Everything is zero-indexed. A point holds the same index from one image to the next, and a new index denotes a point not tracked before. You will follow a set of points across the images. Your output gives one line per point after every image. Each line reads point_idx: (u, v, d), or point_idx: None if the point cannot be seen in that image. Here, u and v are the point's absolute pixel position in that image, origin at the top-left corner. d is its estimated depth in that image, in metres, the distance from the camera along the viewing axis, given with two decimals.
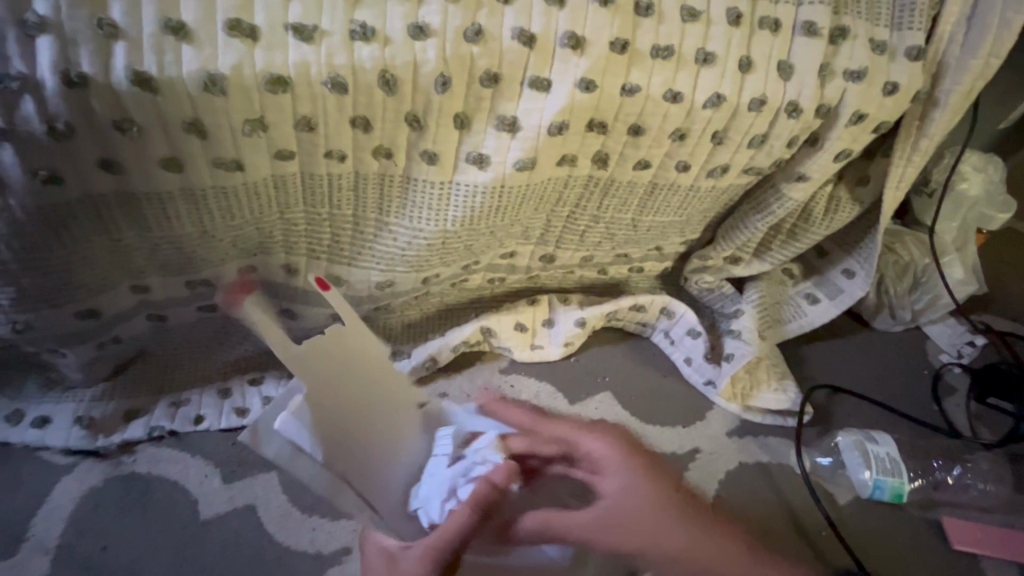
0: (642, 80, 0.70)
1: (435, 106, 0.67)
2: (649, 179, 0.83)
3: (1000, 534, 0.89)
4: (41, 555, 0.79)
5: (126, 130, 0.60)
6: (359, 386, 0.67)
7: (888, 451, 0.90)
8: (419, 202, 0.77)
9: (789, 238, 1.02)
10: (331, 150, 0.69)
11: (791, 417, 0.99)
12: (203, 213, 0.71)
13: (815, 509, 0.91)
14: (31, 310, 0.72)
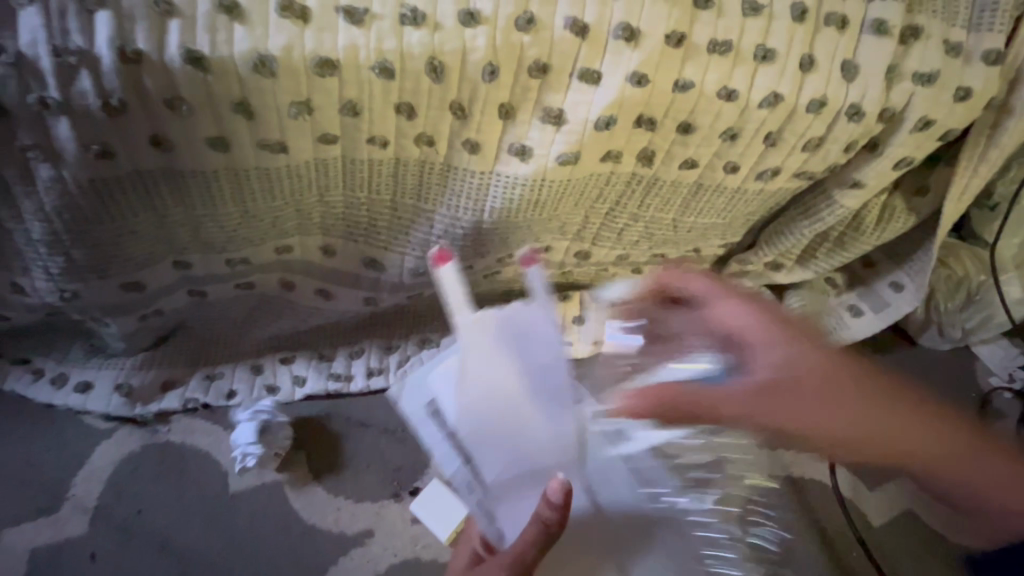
0: (696, 76, 0.67)
1: (480, 95, 0.66)
2: (695, 179, 0.80)
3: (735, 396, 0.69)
4: (81, 514, 0.83)
5: (176, 108, 0.60)
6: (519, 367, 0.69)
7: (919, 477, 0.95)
8: (458, 191, 0.77)
9: (835, 247, 0.97)
10: (374, 136, 0.69)
11: None
12: (246, 193, 0.72)
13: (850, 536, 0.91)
14: (79, 280, 0.74)
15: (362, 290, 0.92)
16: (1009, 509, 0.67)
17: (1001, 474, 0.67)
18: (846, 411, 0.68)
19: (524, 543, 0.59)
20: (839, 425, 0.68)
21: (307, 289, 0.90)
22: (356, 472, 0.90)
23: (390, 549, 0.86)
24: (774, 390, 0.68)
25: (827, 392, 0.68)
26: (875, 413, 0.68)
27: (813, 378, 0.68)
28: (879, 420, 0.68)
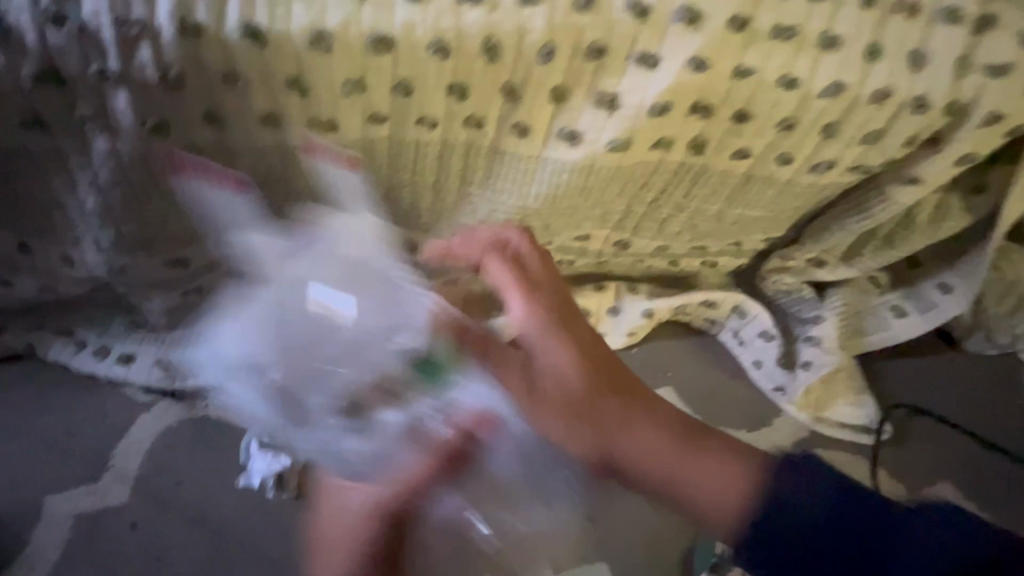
0: (758, 63, 0.65)
1: (534, 77, 0.65)
2: (745, 170, 0.78)
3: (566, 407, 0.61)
4: (122, 484, 0.84)
5: (232, 83, 0.60)
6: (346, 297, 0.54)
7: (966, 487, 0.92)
8: (503, 175, 0.76)
9: (883, 245, 0.95)
10: (423, 117, 0.68)
11: (867, 435, 0.93)
12: (293, 171, 0.72)
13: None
14: (129, 254, 0.75)
15: None
16: (712, 506, 0.59)
17: (711, 469, 0.60)
18: (584, 415, 0.61)
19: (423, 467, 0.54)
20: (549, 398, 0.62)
21: None
22: None
23: None
24: (570, 409, 0.60)
25: (562, 398, 0.61)
26: (591, 426, 0.61)
27: (583, 398, 0.62)
28: (589, 443, 0.61)
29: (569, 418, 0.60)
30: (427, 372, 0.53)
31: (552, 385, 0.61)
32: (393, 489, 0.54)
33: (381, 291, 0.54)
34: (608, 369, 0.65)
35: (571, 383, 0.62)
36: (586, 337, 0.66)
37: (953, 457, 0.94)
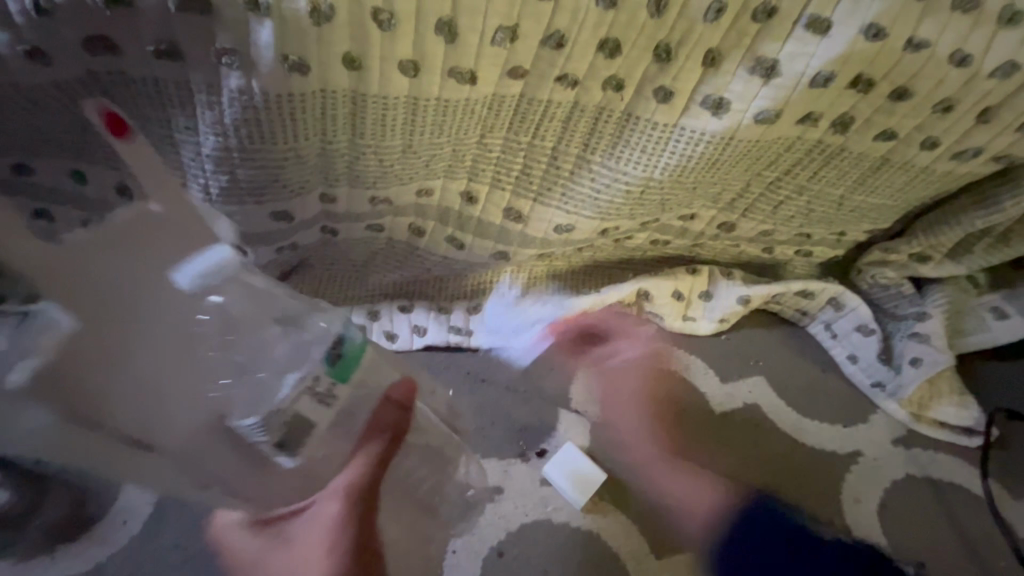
0: (934, 35, 0.60)
1: (694, 36, 0.60)
2: (883, 153, 0.74)
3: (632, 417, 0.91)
4: None
5: (381, 20, 0.56)
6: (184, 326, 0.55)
7: None
8: (632, 142, 0.71)
9: (997, 243, 0.90)
10: (565, 74, 0.64)
11: (977, 437, 0.92)
12: (415, 127, 0.68)
13: (1008, 554, 0.86)
14: (236, 203, 0.72)
15: (494, 244, 0.86)
16: (686, 510, 0.85)
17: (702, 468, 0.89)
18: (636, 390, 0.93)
19: (370, 441, 0.69)
20: (614, 366, 0.95)
21: (438, 236, 0.86)
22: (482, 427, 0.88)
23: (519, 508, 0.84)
24: (620, 380, 0.94)
25: (632, 400, 0.92)
26: (635, 405, 0.92)
27: (633, 377, 0.94)
28: (641, 421, 0.91)
29: (636, 394, 0.93)
30: (340, 371, 0.64)
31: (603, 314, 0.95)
32: (350, 471, 0.69)
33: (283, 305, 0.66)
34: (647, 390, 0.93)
35: (650, 369, 0.95)
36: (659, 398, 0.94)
37: None
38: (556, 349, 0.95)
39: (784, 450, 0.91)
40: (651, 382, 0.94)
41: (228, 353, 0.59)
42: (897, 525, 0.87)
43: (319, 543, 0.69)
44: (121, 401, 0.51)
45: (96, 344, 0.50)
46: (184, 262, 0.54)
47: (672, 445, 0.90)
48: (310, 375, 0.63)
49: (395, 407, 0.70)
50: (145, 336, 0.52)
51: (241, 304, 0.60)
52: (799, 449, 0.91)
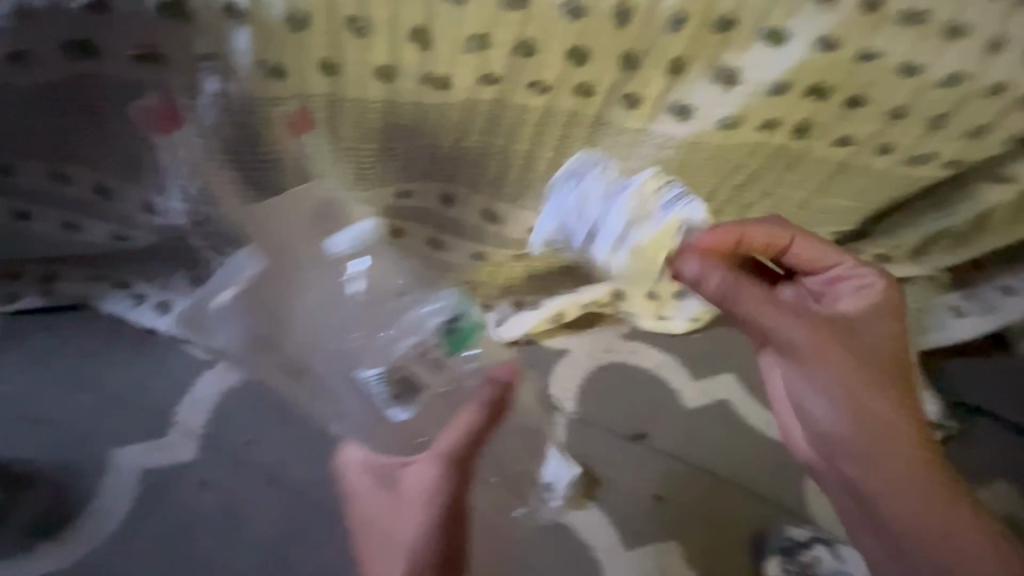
0: (884, 47, 0.64)
1: (658, 46, 0.63)
2: (842, 158, 0.77)
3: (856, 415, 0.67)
4: (190, 440, 0.84)
5: (357, 27, 0.58)
6: (308, 266, 0.73)
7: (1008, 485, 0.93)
8: (603, 147, 0.74)
9: (954, 245, 0.95)
10: (537, 81, 0.66)
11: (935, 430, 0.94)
12: (393, 130, 0.70)
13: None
14: (215, 204, 0.73)
15: (473, 245, 0.88)
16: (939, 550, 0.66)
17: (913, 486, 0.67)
18: (880, 350, 0.67)
19: (471, 413, 0.73)
20: (857, 329, 0.68)
21: (418, 238, 0.88)
22: None
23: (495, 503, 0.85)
24: (830, 332, 0.67)
25: (865, 354, 0.67)
26: (849, 382, 0.67)
27: (813, 338, 0.66)
28: (862, 377, 0.67)
29: (856, 367, 0.66)
30: (454, 342, 0.72)
31: (766, 235, 0.71)
32: (450, 438, 0.72)
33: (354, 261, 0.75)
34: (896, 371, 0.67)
35: (896, 317, 0.69)
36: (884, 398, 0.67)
37: (1008, 458, 0.94)
38: (533, 349, 0.97)
39: (753, 446, 0.94)
40: (626, 380, 0.97)
41: (369, 328, 0.76)
42: None
43: (419, 499, 0.73)
44: (327, 331, 0.76)
45: (274, 276, 0.73)
46: (338, 232, 0.71)
47: (913, 405, 0.68)
48: (426, 339, 0.72)
49: (500, 386, 0.75)
50: (307, 283, 0.74)
51: (380, 275, 0.78)
52: (768, 444, 0.94)
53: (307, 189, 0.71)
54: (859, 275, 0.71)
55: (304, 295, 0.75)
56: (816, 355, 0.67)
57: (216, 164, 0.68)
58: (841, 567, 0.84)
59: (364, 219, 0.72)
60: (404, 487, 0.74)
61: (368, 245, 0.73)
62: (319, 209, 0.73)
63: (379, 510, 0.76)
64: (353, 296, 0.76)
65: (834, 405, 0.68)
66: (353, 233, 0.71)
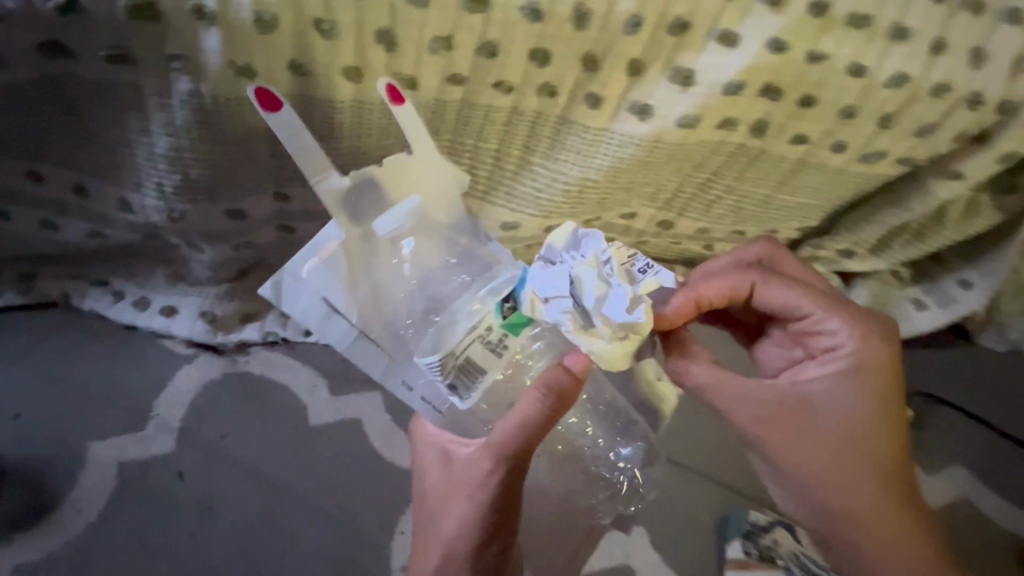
0: (831, 49, 0.67)
1: (617, 48, 0.66)
2: (799, 156, 0.80)
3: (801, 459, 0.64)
4: (166, 434, 0.85)
5: (324, 29, 0.60)
6: (367, 242, 0.58)
7: (965, 471, 0.95)
8: (569, 145, 0.77)
9: (912, 240, 0.98)
10: (501, 81, 0.68)
11: None
12: (363, 129, 0.72)
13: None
14: (191, 201, 0.75)
15: None
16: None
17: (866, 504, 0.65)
18: (847, 431, 0.63)
19: (530, 402, 0.58)
20: (821, 415, 0.64)
21: None
22: None
23: None
24: (782, 423, 0.64)
25: (818, 421, 0.64)
26: (795, 438, 0.64)
27: (762, 424, 0.64)
28: (837, 460, 0.64)
29: (802, 435, 0.64)
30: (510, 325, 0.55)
31: (727, 291, 0.64)
32: (505, 430, 0.60)
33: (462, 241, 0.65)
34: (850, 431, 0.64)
35: (874, 387, 0.63)
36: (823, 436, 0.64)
37: (965, 444, 0.97)
38: None
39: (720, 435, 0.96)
40: None
41: (426, 309, 0.63)
42: None
43: (467, 490, 0.63)
44: (387, 315, 0.62)
45: (336, 258, 0.58)
46: (382, 214, 0.57)
47: (900, 475, 0.65)
48: (481, 324, 0.55)
49: (565, 370, 0.59)
50: (378, 260, 0.60)
51: (426, 261, 0.62)
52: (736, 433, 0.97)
53: (369, 176, 0.57)
54: (837, 354, 0.64)
55: (363, 272, 0.59)
56: (756, 416, 0.64)
57: (298, 146, 0.54)
58: (801, 550, 0.85)
59: (406, 194, 0.58)
60: (455, 475, 0.64)
61: (415, 229, 0.60)
62: (360, 190, 0.57)
63: (435, 495, 0.67)
64: (408, 282, 0.62)
65: (811, 495, 0.66)
66: (403, 211, 0.57)
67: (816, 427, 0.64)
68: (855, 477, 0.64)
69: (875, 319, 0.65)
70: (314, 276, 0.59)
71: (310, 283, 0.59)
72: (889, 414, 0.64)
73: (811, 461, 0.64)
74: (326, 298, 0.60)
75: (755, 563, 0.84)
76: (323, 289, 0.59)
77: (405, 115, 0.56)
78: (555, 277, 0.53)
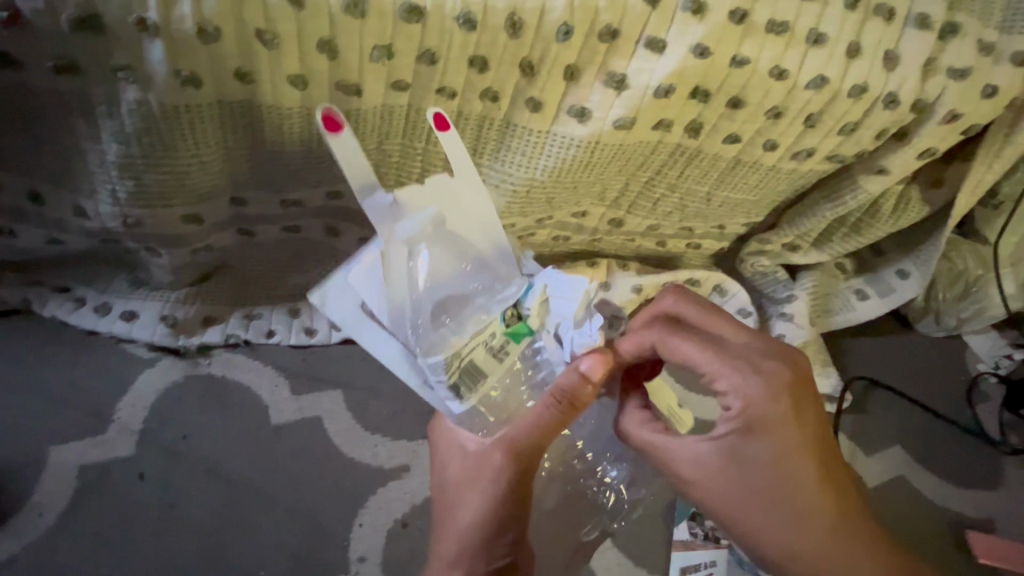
0: (753, 53, 0.71)
1: (551, 54, 0.69)
2: (735, 154, 0.85)
3: (735, 513, 0.63)
4: (127, 437, 0.87)
5: (266, 39, 0.62)
6: (393, 251, 0.62)
7: (901, 451, 1.00)
8: (514, 147, 0.80)
9: (850, 232, 1.02)
10: (444, 87, 0.71)
11: (830, 403, 1.02)
12: (313, 135, 0.74)
13: None
14: (144, 208, 0.76)
15: None
16: None
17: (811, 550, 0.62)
18: (766, 482, 0.62)
19: (543, 406, 0.63)
20: (740, 468, 0.63)
21: (352, 237, 0.93)
22: (394, 413, 0.93)
23: (426, 485, 0.89)
24: (701, 483, 0.65)
25: (737, 470, 0.63)
26: (720, 493, 0.64)
27: (684, 483, 0.66)
28: (764, 512, 0.63)
29: (724, 492, 0.64)
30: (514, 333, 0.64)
31: (638, 352, 0.70)
32: (521, 426, 0.64)
33: (478, 260, 0.66)
34: (768, 477, 0.62)
35: (775, 431, 0.62)
36: (745, 487, 0.63)
37: (903, 425, 1.03)
38: None
39: None
40: None
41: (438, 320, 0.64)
42: None
43: (480, 481, 0.65)
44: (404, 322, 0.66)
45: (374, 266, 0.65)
46: (403, 217, 0.62)
47: (832, 507, 0.63)
48: (487, 330, 0.63)
49: (581, 376, 0.62)
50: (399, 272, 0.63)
51: (442, 277, 0.64)
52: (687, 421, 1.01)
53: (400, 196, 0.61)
54: (728, 414, 0.64)
55: (388, 282, 0.64)
56: (680, 475, 0.66)
57: (351, 163, 0.60)
58: None
59: (426, 205, 0.62)
60: (473, 468, 0.66)
61: (434, 242, 0.63)
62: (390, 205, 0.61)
63: (448, 487, 0.69)
64: (424, 291, 0.63)
65: (749, 548, 0.65)
66: (418, 220, 0.61)
67: (735, 478, 0.63)
68: (793, 522, 0.63)
69: (770, 369, 0.64)
70: (356, 278, 0.66)
71: (349, 288, 0.68)
72: (798, 458, 0.63)
73: (741, 514, 0.63)
74: (365, 301, 0.67)
75: (700, 544, 0.88)
76: (360, 295, 0.67)
77: (449, 138, 0.63)
78: (561, 284, 0.63)
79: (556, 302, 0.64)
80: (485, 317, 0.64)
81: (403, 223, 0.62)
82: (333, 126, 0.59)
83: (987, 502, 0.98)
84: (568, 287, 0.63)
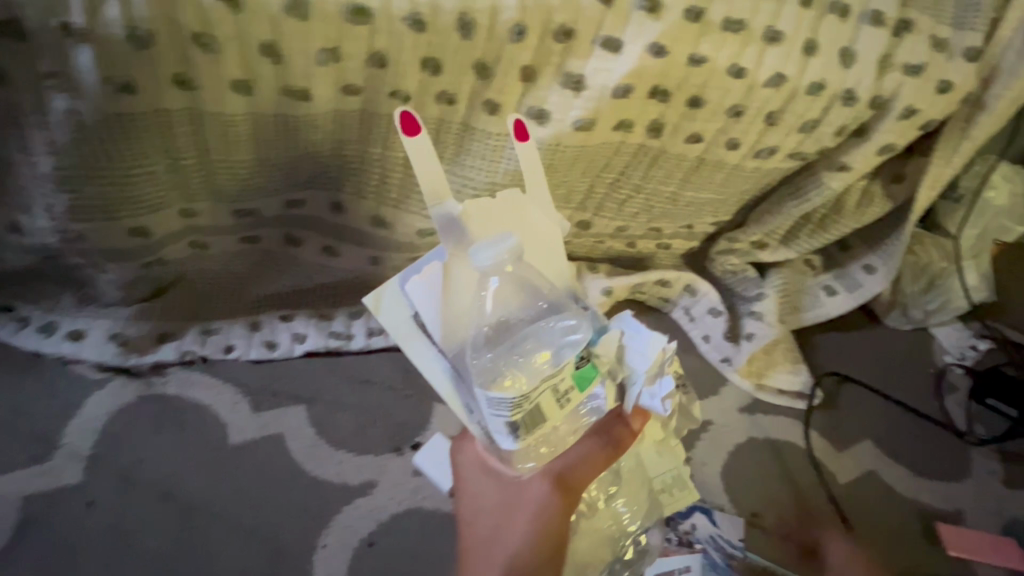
0: (710, 52, 0.71)
1: (506, 55, 0.68)
2: (699, 153, 0.84)
3: None
4: (75, 462, 0.82)
5: (205, 43, 0.60)
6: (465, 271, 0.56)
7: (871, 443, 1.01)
8: (473, 151, 0.78)
9: (816, 229, 1.02)
10: (398, 90, 0.69)
11: (801, 400, 1.02)
12: (265, 143, 0.71)
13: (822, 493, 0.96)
14: (84, 221, 0.72)
15: (368, 248, 0.89)
16: None
17: None
18: None
19: (589, 441, 0.62)
20: None
21: (313, 246, 0.89)
22: (360, 426, 0.90)
23: (393, 500, 0.86)
24: None
25: None
26: None
27: None
28: None
29: None
30: (579, 379, 0.54)
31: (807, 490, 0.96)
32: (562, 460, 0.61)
33: (548, 293, 0.58)
34: None
35: None
36: None
37: (873, 420, 1.03)
38: None
39: None
40: None
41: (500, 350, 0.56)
42: (740, 484, 0.95)
43: (522, 518, 0.62)
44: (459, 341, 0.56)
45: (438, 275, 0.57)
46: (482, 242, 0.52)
47: None
48: (558, 372, 0.53)
49: (622, 420, 0.62)
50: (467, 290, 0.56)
51: (511, 304, 0.56)
52: None
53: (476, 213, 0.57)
54: None
55: (454, 299, 0.56)
56: None
57: (426, 169, 0.55)
58: (716, 532, 0.89)
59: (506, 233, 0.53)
60: (514, 498, 0.63)
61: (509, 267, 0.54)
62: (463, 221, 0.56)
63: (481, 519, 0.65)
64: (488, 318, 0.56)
65: None
66: (496, 246, 0.52)
67: None
68: None
69: None
70: (411, 290, 0.58)
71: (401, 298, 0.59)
72: None
73: None
74: (417, 315, 0.58)
75: (674, 549, 0.86)
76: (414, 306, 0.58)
77: (526, 149, 0.59)
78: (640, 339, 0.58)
79: (635, 350, 0.58)
80: (554, 361, 0.53)
81: (472, 239, 0.56)
82: (410, 126, 0.54)
83: (958, 492, 0.98)
84: (648, 344, 0.58)
